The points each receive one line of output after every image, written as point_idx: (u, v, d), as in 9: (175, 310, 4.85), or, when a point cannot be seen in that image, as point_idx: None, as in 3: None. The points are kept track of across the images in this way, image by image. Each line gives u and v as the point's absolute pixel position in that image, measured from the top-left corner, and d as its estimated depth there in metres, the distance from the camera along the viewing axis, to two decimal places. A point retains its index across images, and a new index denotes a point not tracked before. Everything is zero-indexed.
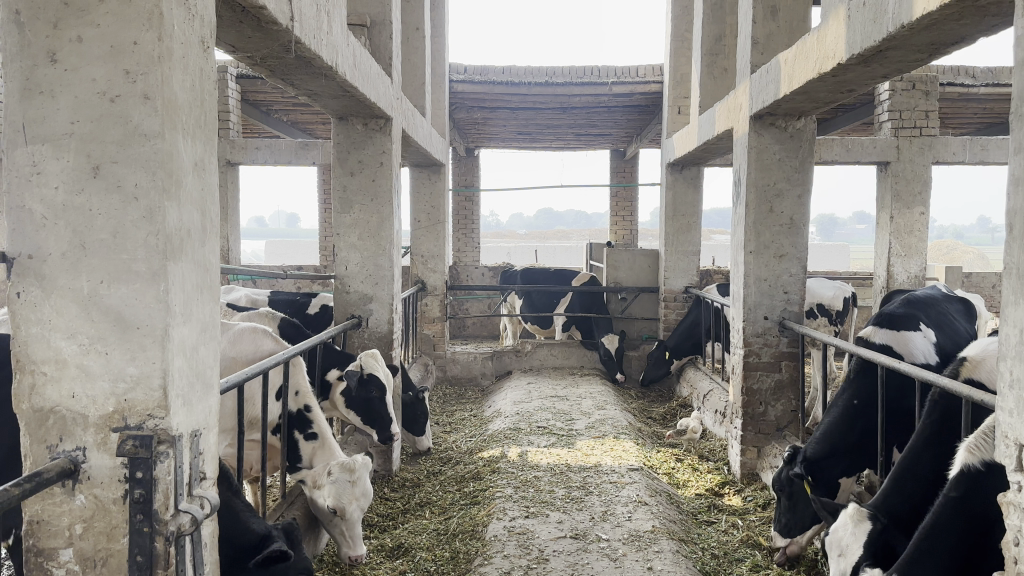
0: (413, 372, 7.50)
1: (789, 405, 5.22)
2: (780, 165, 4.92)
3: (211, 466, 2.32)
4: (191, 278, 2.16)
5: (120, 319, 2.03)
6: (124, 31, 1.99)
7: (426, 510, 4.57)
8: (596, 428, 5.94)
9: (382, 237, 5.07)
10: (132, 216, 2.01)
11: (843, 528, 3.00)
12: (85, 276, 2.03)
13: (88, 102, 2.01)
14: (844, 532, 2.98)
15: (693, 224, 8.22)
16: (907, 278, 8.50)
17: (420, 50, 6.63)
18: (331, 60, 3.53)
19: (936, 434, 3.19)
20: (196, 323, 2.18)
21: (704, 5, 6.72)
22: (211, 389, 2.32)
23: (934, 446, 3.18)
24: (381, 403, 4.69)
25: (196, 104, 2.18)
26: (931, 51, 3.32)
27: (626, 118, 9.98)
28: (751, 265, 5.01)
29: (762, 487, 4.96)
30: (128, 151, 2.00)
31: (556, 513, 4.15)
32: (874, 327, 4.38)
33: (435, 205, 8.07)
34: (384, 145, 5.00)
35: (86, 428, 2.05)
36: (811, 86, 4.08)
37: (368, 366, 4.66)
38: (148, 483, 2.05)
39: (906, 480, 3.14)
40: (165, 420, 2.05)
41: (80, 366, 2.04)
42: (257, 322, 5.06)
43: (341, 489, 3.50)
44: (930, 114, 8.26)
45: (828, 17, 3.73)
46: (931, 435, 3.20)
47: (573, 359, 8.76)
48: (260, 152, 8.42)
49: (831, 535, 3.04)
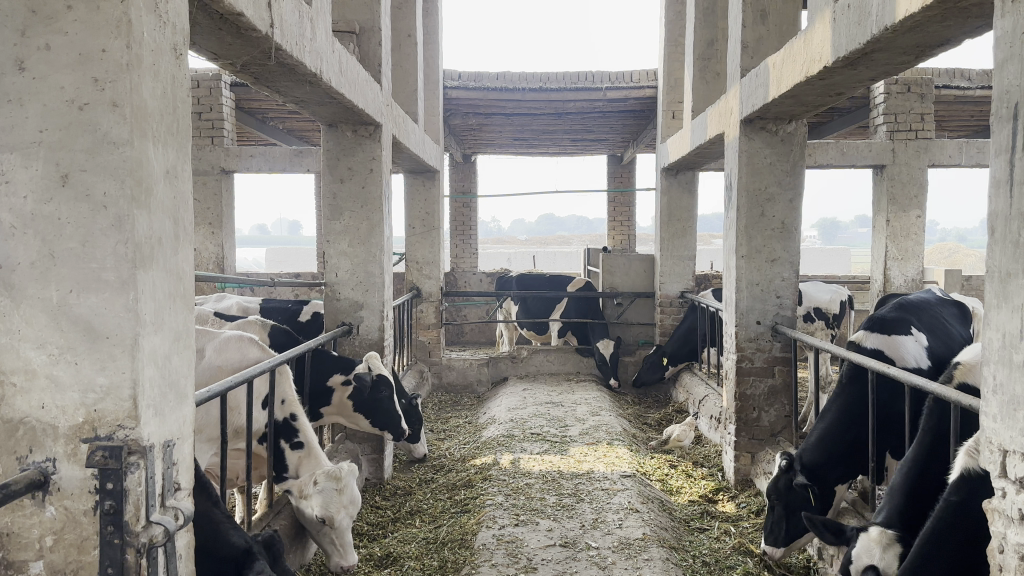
0: (408, 380, 7.47)
1: (782, 411, 5.17)
2: (771, 169, 4.90)
3: (186, 476, 2.30)
4: (163, 287, 2.14)
5: (89, 328, 2.01)
6: (92, 38, 1.97)
7: (417, 518, 4.54)
8: (589, 434, 5.91)
9: (372, 244, 5.04)
10: (101, 224, 1.99)
11: (867, 552, 2.90)
12: (54, 286, 2.01)
13: (57, 109, 1.99)
14: (871, 557, 2.87)
15: (688, 228, 8.20)
16: (904, 282, 8.47)
17: (412, 56, 6.61)
18: (314, 67, 3.51)
19: (933, 442, 3.16)
20: (168, 332, 2.16)
21: (696, 10, 6.71)
22: (185, 399, 2.30)
23: (933, 456, 3.14)
24: (389, 400, 4.92)
25: (167, 111, 2.16)
26: (917, 52, 3.29)
27: (622, 122, 9.96)
28: (743, 269, 4.98)
29: (755, 494, 4.93)
30: (97, 159, 1.98)
31: (546, 521, 4.11)
32: (865, 330, 4.34)
33: (430, 212, 8.04)
34: (373, 151, 4.98)
35: (55, 440, 2.03)
36: (799, 90, 4.06)
37: (376, 368, 4.84)
38: (118, 494, 2.03)
39: (909, 493, 3.08)
40: (135, 430, 2.03)
41: (49, 377, 2.02)
42: (247, 330, 5.04)
43: (329, 497, 3.47)
44: (925, 117, 8.24)
45: (815, 20, 3.71)
46: (929, 444, 3.17)
47: (569, 365, 8.72)
48: (255, 159, 8.40)
49: (851, 561, 2.92)
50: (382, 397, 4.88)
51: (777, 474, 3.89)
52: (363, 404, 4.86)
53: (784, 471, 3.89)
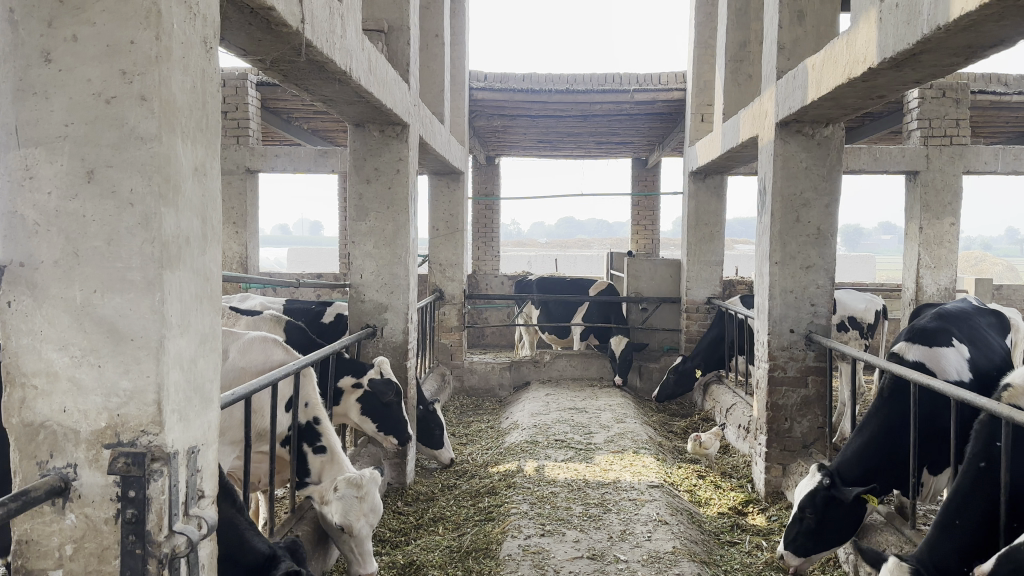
0: (430, 384, 7.39)
1: (816, 421, 5.05)
2: (807, 174, 4.78)
3: (210, 483, 2.22)
4: (190, 289, 2.07)
5: (114, 330, 1.93)
6: (121, 29, 1.90)
7: (439, 526, 4.46)
8: (615, 442, 5.80)
9: (398, 245, 4.96)
10: (127, 222, 1.92)
11: None
12: (77, 285, 1.94)
13: (83, 103, 1.92)
14: None
15: (717, 233, 8.08)
16: (937, 290, 8.31)
17: (439, 56, 6.55)
18: (344, 64, 3.44)
19: (981, 467, 2.98)
20: (194, 335, 2.09)
21: (728, 11, 6.59)
22: (210, 403, 2.22)
23: (979, 485, 2.94)
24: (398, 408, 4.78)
25: (196, 105, 2.09)
26: (969, 53, 3.17)
27: (649, 125, 9.83)
28: (777, 276, 4.86)
29: (787, 507, 4.81)
30: (123, 154, 1.91)
31: (572, 531, 4.01)
32: (908, 342, 4.22)
33: (454, 214, 7.91)
34: (400, 152, 4.91)
35: (77, 445, 1.96)
36: (840, 91, 3.94)
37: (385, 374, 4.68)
38: (140, 502, 1.95)
39: (951, 532, 2.87)
40: (160, 436, 1.96)
41: (72, 379, 1.95)
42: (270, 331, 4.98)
43: (349, 505, 3.36)
44: (961, 122, 8.07)
45: (858, 20, 3.60)
46: (977, 468, 2.98)
47: (593, 370, 8.66)
48: (280, 159, 8.37)
49: None
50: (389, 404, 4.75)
51: (818, 487, 3.74)
52: (374, 408, 4.75)
53: (826, 487, 3.74)
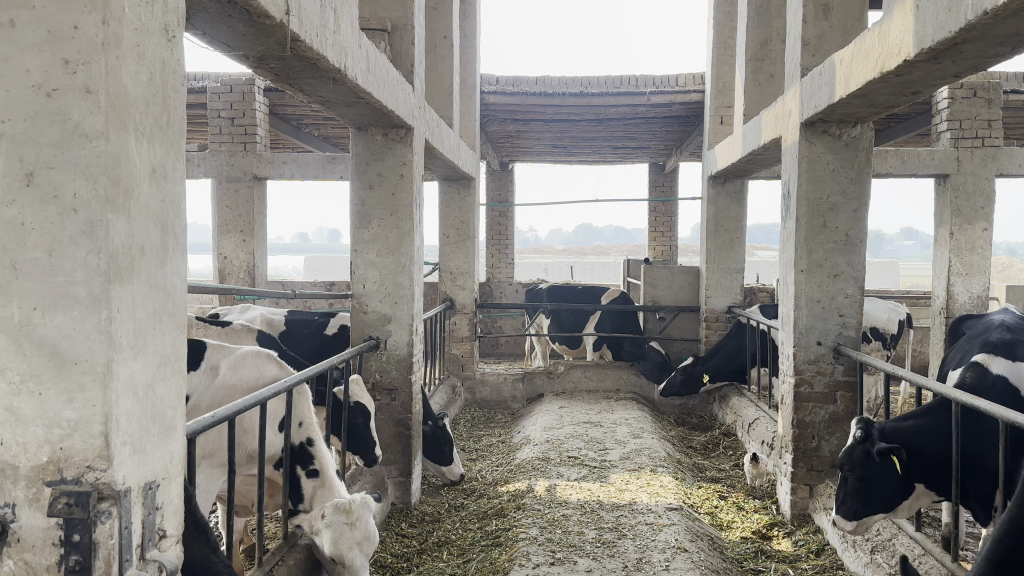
0: (439, 396, 7.14)
1: (844, 440, 4.73)
2: (834, 176, 4.50)
3: (173, 522, 2.00)
4: (146, 304, 1.84)
5: (56, 353, 1.71)
6: (63, 14, 1.68)
7: (444, 550, 4.23)
8: (631, 459, 5.52)
9: (403, 253, 4.72)
10: (70, 231, 1.69)
11: None
12: (15, 302, 1.72)
13: (21, 96, 1.71)
14: None
15: (736, 240, 7.81)
16: (969, 299, 7.92)
17: (448, 58, 6.34)
18: (338, 61, 3.22)
19: None
20: (152, 357, 1.86)
21: (749, 9, 6.34)
22: (173, 432, 1.99)
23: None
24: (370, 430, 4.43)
25: (154, 99, 1.86)
26: (1014, 43, 2.91)
27: (665, 128, 9.55)
28: (802, 285, 4.58)
29: (815, 530, 4.56)
30: (66, 154, 1.69)
31: (584, 560, 3.74)
32: (989, 353, 3.94)
33: (465, 220, 7.65)
34: (404, 156, 4.69)
35: (16, 482, 1.74)
36: (870, 88, 3.69)
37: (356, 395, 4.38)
38: (85, 548, 1.72)
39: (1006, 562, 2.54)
40: (108, 473, 1.72)
41: (10, 410, 1.73)
42: (243, 341, 4.91)
43: (339, 533, 3.10)
44: (993, 123, 7.77)
45: (892, 10, 3.33)
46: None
47: (608, 381, 8.28)
48: (288, 165, 8.19)
49: None
50: (359, 428, 4.41)
51: (851, 441, 3.83)
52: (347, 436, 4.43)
53: (860, 440, 3.81)
